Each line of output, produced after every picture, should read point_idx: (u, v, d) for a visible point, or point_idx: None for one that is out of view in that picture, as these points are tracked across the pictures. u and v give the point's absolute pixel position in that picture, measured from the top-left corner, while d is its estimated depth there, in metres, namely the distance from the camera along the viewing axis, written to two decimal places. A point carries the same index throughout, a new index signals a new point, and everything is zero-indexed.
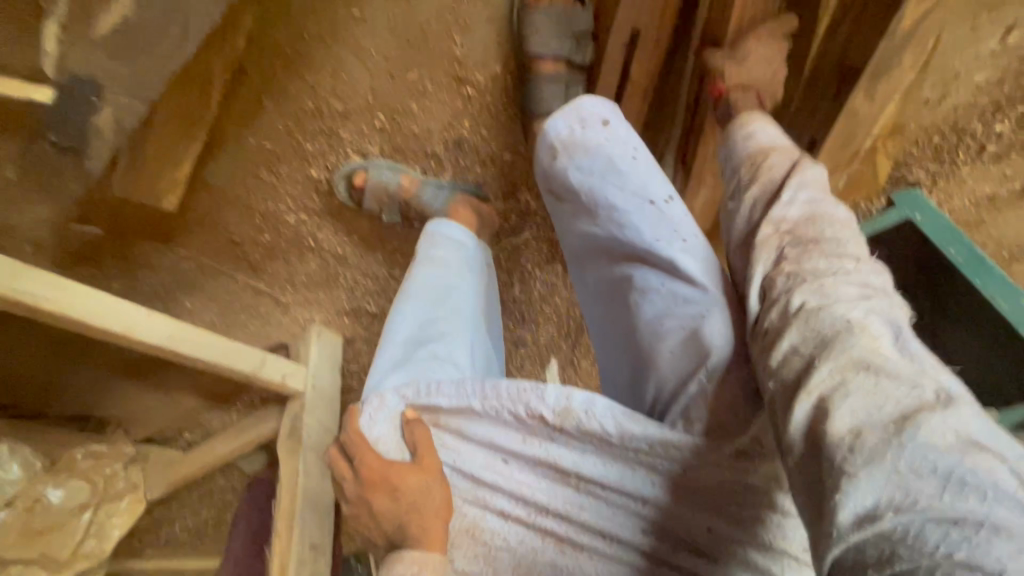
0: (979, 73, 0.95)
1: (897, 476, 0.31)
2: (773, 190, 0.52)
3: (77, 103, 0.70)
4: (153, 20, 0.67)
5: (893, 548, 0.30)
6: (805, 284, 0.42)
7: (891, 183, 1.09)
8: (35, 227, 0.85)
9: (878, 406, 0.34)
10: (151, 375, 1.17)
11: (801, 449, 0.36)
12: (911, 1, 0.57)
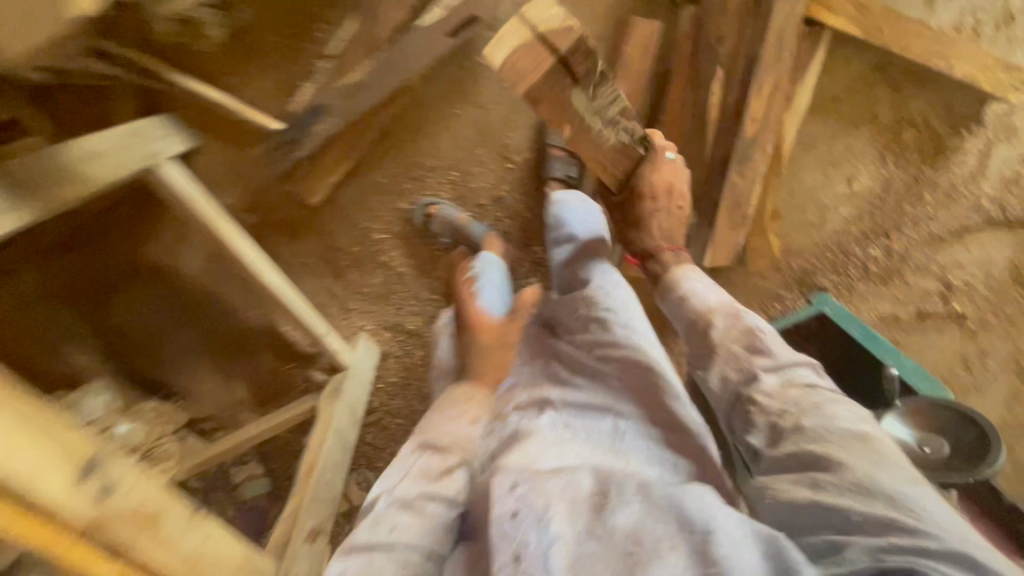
0: (845, 207, 1.39)
1: (906, 507, 0.65)
2: (752, 351, 0.87)
3: (309, 115, 1.17)
4: (368, 82, 1.16)
5: (912, 535, 0.62)
6: (815, 411, 0.77)
7: (808, 288, 1.42)
8: (225, 200, 1.29)
9: (884, 470, 0.69)
10: (230, 355, 1.48)
11: (850, 494, 0.68)
12: (747, 120, 1.09)
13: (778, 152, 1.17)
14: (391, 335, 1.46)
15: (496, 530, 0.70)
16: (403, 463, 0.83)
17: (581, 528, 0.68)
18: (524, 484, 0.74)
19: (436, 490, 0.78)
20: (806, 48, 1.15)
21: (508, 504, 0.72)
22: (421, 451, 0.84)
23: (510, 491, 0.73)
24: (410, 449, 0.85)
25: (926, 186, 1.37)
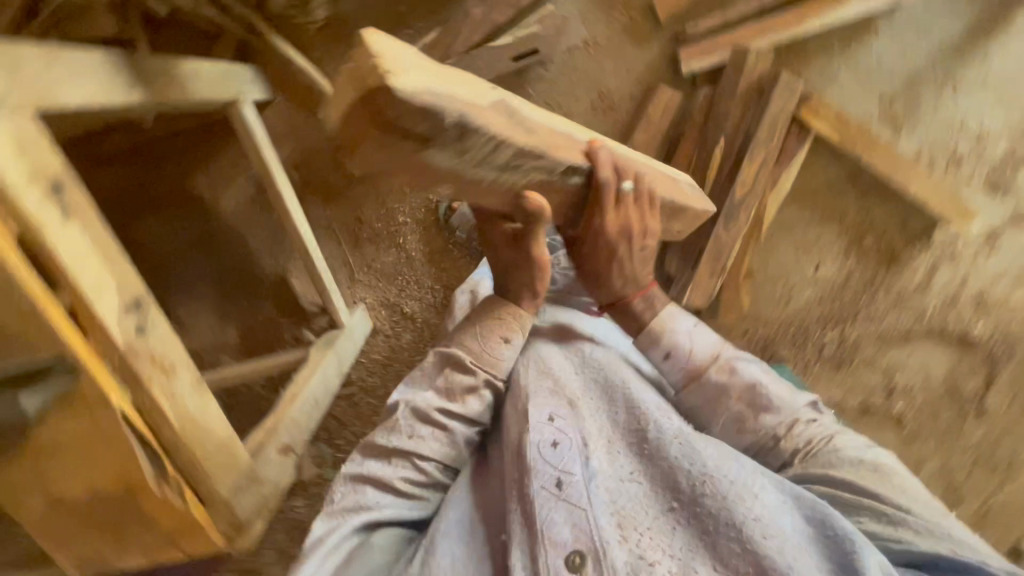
0: (813, 288, 1.54)
1: (935, 520, 0.75)
2: (756, 408, 0.88)
3: None
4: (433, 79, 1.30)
5: (948, 542, 0.72)
6: (831, 445, 0.83)
7: (768, 355, 1.56)
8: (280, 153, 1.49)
9: (906, 491, 0.78)
10: (232, 296, 1.56)
11: (888, 513, 0.75)
12: (734, 187, 1.31)
13: (758, 221, 1.37)
14: (389, 313, 1.59)
15: (535, 454, 0.77)
16: (427, 369, 0.92)
17: (614, 472, 0.78)
18: (561, 417, 0.82)
19: (459, 409, 0.87)
20: (796, 141, 1.36)
21: (541, 437, 0.79)
22: (439, 363, 0.91)
23: (546, 425, 0.80)
24: (436, 355, 0.92)
25: (885, 286, 1.53)
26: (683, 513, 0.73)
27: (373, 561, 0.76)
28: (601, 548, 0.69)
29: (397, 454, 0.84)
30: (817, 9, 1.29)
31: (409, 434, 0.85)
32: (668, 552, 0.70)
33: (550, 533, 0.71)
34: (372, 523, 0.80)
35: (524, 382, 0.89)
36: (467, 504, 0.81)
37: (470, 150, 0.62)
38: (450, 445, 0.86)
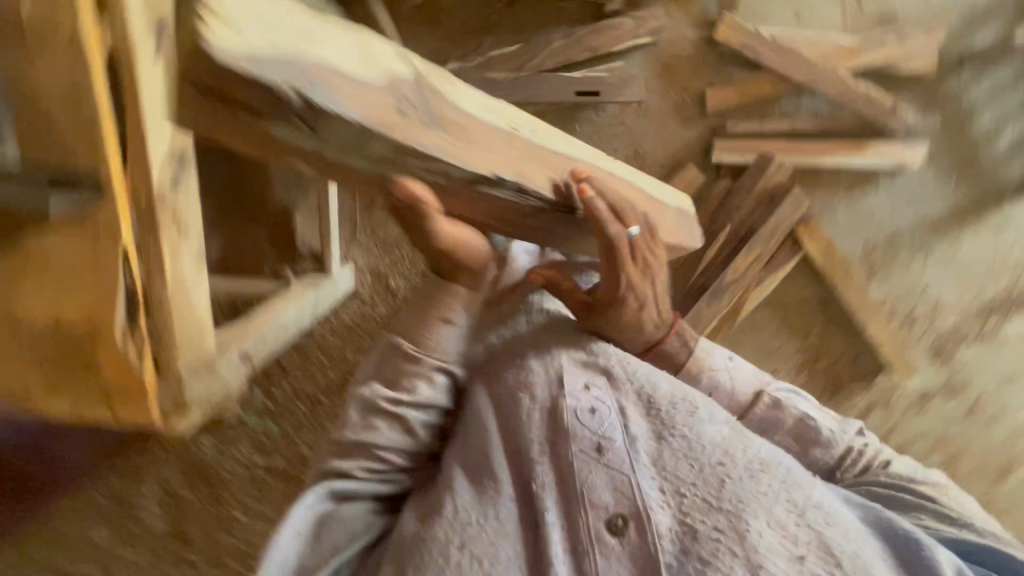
0: None
1: (977, 517, 0.83)
2: (806, 437, 0.91)
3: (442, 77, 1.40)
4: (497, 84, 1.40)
5: (995, 536, 0.80)
6: (876, 463, 0.89)
7: None
8: None
9: (946, 495, 0.85)
10: (227, 211, 1.55)
11: (938, 513, 0.82)
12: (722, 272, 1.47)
13: (734, 309, 1.50)
14: (373, 284, 1.62)
15: (574, 420, 0.77)
16: (371, 368, 0.81)
17: (657, 436, 0.78)
18: (597, 387, 0.81)
19: (413, 398, 0.79)
20: (786, 253, 1.51)
21: (578, 403, 0.79)
22: (387, 355, 0.81)
23: (583, 392, 0.80)
24: (383, 348, 0.81)
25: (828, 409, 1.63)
26: (729, 476, 0.74)
27: (342, 528, 0.77)
28: (644, 511, 0.73)
29: (359, 446, 0.78)
30: (834, 148, 1.47)
31: (361, 433, 0.78)
32: (713, 510, 0.72)
33: (592, 497, 0.74)
34: (347, 493, 0.78)
35: (562, 355, 0.83)
36: (475, 457, 0.77)
37: (331, 142, 0.56)
38: (406, 436, 0.80)
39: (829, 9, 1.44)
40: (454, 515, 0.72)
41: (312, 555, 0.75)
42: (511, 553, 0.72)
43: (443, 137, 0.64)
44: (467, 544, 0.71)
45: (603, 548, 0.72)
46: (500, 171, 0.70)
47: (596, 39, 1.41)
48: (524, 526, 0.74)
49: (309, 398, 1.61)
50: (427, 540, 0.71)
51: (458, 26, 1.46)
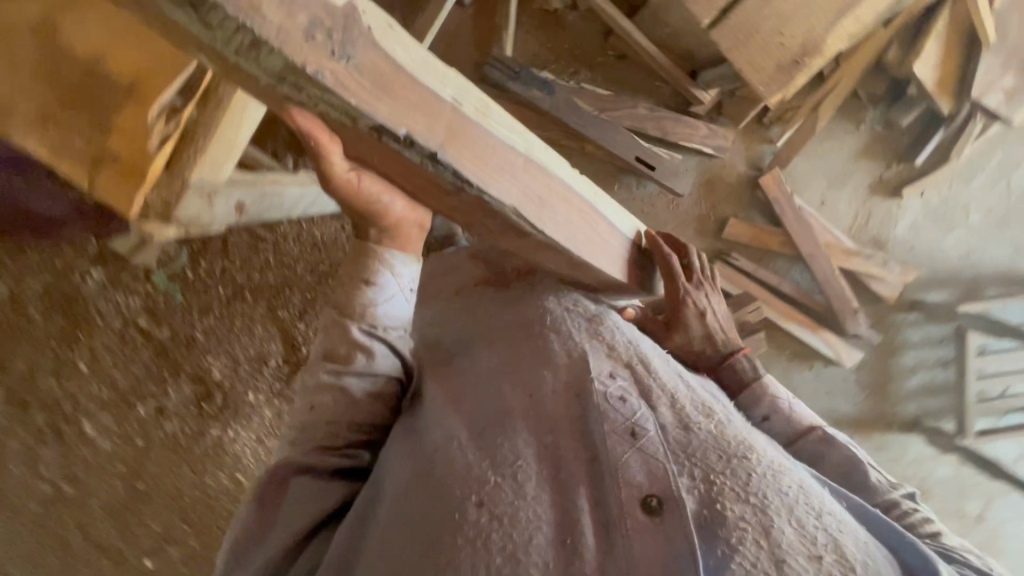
0: None
1: None
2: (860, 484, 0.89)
3: (536, 81, 1.43)
4: (580, 115, 1.45)
5: None
6: (933, 525, 0.82)
7: None
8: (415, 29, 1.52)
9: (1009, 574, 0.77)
10: None
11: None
12: None
13: None
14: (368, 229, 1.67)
15: (604, 403, 0.78)
16: (320, 352, 0.89)
17: (682, 425, 0.77)
18: (622, 380, 0.83)
19: (354, 366, 0.87)
20: None
21: (606, 388, 0.80)
22: (333, 329, 0.88)
23: (609, 379, 0.82)
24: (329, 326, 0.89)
25: None
26: (756, 471, 0.72)
27: (302, 505, 0.84)
28: (676, 489, 0.69)
29: (314, 415, 0.87)
30: (799, 320, 1.67)
31: (313, 404, 0.87)
32: (749, 502, 0.69)
33: (626, 474, 0.71)
34: (310, 467, 0.86)
35: (580, 339, 0.89)
36: (488, 423, 0.80)
37: (221, 32, 0.46)
38: (353, 406, 0.88)
39: (848, 210, 1.65)
40: (471, 470, 0.75)
41: (277, 528, 0.83)
42: (537, 518, 0.70)
43: (353, 74, 0.51)
44: (486, 503, 0.71)
45: (631, 524, 0.67)
46: (413, 130, 0.56)
47: (672, 127, 1.51)
48: (549, 494, 0.72)
49: (232, 286, 1.57)
50: (446, 485, 0.74)
51: (567, 48, 1.53)
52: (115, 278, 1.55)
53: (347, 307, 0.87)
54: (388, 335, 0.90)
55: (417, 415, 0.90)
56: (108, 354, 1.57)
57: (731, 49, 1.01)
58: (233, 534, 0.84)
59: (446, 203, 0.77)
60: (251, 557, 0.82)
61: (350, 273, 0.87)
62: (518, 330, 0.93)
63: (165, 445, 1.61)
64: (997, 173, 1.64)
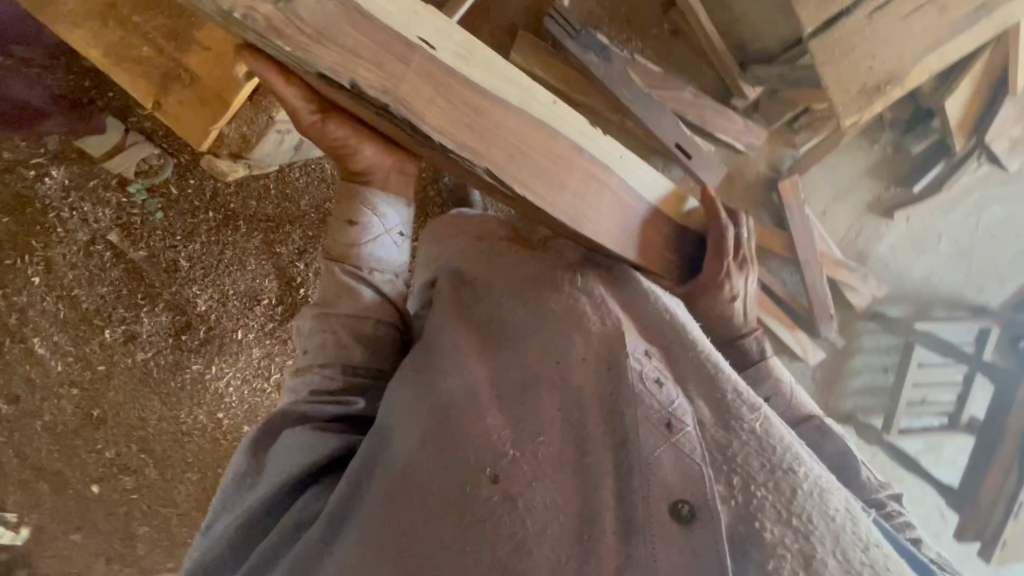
0: None
1: None
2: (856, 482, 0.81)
3: (590, 41, 1.35)
4: (626, 85, 1.39)
5: None
6: (914, 533, 0.78)
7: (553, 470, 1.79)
8: None
9: None
10: None
11: None
12: None
13: None
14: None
15: (637, 382, 0.61)
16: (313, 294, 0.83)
17: (723, 421, 0.60)
18: (657, 357, 0.66)
19: (340, 310, 0.80)
20: None
21: (643, 368, 0.63)
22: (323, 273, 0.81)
23: (645, 356, 0.65)
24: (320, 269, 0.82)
25: None
26: (802, 488, 0.55)
27: (288, 454, 0.71)
28: (711, 498, 0.54)
29: (305, 357, 0.81)
30: (778, 316, 1.79)
31: (307, 347, 0.81)
32: (791, 526, 0.53)
33: (657, 473, 0.55)
34: (302, 416, 0.75)
35: (617, 305, 0.72)
36: (508, 387, 0.67)
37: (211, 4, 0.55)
38: (340, 351, 0.79)
39: (843, 222, 1.75)
40: (486, 440, 0.61)
41: (265, 475, 0.71)
42: (553, 506, 0.56)
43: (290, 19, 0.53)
44: (501, 480, 0.58)
45: (658, 532, 0.53)
46: (358, 80, 0.55)
47: (710, 117, 1.50)
48: (566, 483, 0.58)
49: (224, 212, 1.40)
50: (460, 452, 0.61)
51: (624, 11, 1.44)
52: (79, 182, 1.34)
53: (335, 251, 0.81)
54: (366, 278, 0.81)
55: (428, 363, 0.74)
56: (67, 269, 1.38)
57: (823, 64, 1.00)
58: (226, 478, 0.75)
59: (430, 152, 0.70)
60: (239, 504, 0.71)
61: (335, 216, 0.81)
62: (543, 275, 0.78)
63: (131, 375, 1.46)
64: (972, 209, 1.80)
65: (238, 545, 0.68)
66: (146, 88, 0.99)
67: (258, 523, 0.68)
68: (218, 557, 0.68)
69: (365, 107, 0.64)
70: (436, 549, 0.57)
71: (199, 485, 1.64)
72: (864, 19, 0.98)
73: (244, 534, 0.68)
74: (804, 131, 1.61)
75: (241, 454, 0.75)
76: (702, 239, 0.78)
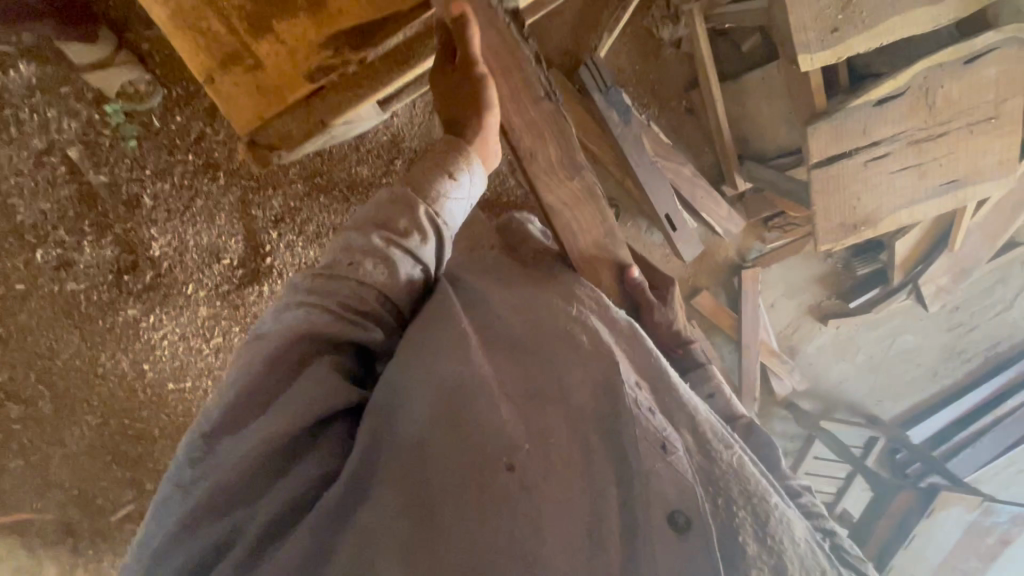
0: None
1: None
2: None
3: (614, 98, 1.40)
4: (636, 145, 1.44)
5: None
6: None
7: None
8: None
9: None
10: None
11: None
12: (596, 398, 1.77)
13: None
14: (382, 143, 1.38)
15: (633, 407, 0.59)
16: (362, 217, 0.67)
17: (703, 450, 0.60)
18: (646, 386, 0.64)
19: (407, 242, 0.66)
20: None
21: (637, 396, 0.60)
22: (387, 199, 0.68)
23: (637, 387, 0.62)
24: (383, 194, 0.69)
25: None
26: (773, 514, 0.56)
27: (317, 387, 0.57)
28: (702, 510, 0.53)
29: (334, 279, 0.62)
30: None
31: (347, 262, 0.63)
32: (765, 543, 0.54)
33: (654, 486, 0.54)
34: (332, 340, 0.60)
35: (608, 330, 0.70)
36: (517, 394, 0.62)
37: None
38: (395, 282, 0.64)
39: (785, 317, 1.93)
40: (492, 431, 0.57)
41: (277, 409, 0.55)
42: (566, 502, 0.54)
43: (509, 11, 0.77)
44: (519, 469, 0.55)
45: (655, 540, 0.52)
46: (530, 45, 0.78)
47: (701, 197, 1.58)
48: (576, 487, 0.55)
49: (206, 158, 1.31)
50: (473, 442, 0.56)
51: (651, 79, 1.51)
52: (49, 84, 1.20)
53: (419, 186, 0.69)
54: (441, 226, 0.69)
55: (418, 342, 0.64)
56: (10, 173, 1.25)
57: (819, 191, 1.31)
58: (208, 411, 0.56)
59: (527, 114, 0.77)
60: (233, 442, 0.54)
61: (434, 161, 0.71)
62: (546, 271, 0.82)
63: (52, 303, 1.36)
64: (892, 331, 2.00)
65: (239, 494, 0.52)
66: (201, 61, 0.84)
67: (266, 469, 0.53)
68: (207, 504, 0.51)
69: (512, 58, 0.76)
70: (446, 522, 0.52)
71: (97, 430, 1.50)
72: (861, 164, 1.28)
73: (249, 474, 0.52)
74: (775, 230, 1.73)
75: (235, 385, 0.56)
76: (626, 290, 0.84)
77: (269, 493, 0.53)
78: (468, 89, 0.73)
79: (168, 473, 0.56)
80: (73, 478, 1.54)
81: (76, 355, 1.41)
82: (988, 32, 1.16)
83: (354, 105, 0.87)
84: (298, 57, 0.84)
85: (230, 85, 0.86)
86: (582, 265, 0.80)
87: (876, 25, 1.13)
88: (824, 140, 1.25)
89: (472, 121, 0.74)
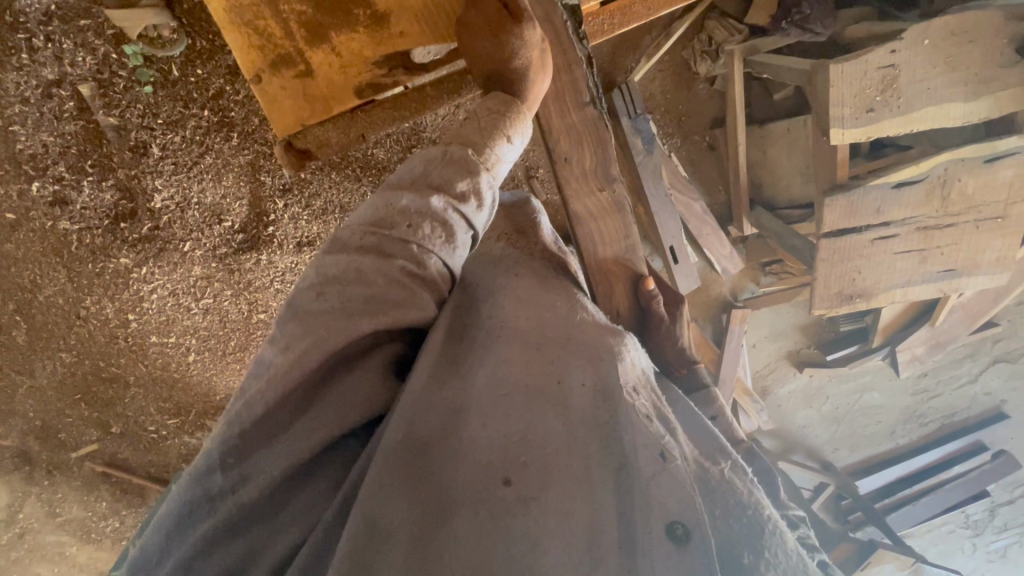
0: None
1: None
2: None
3: (641, 125, 1.39)
4: (656, 175, 1.43)
5: None
6: None
7: None
8: None
9: None
10: None
11: None
12: None
13: None
14: (402, 131, 1.36)
15: (632, 414, 0.60)
16: (413, 175, 0.64)
17: (699, 461, 0.61)
18: (642, 395, 0.64)
19: (464, 207, 0.63)
20: None
21: (636, 403, 0.61)
22: (441, 159, 0.65)
23: (635, 392, 0.63)
24: (434, 154, 0.66)
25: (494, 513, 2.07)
26: (769, 527, 0.58)
27: (352, 393, 0.59)
28: (703, 521, 0.54)
29: (389, 240, 0.60)
30: None
31: (398, 225, 0.61)
32: (762, 556, 0.56)
33: (653, 497, 0.55)
34: (386, 330, 0.60)
35: (610, 331, 0.69)
36: (515, 393, 0.61)
37: None
38: (450, 248, 0.63)
39: (764, 359, 1.98)
40: (488, 440, 0.58)
41: (315, 417, 0.57)
42: (566, 512, 0.55)
43: (563, 15, 0.79)
44: (516, 482, 0.56)
45: (656, 550, 0.53)
46: (581, 49, 0.80)
47: (706, 234, 1.59)
48: (577, 494, 0.56)
49: (221, 116, 1.25)
50: (465, 452, 0.58)
51: (681, 109, 1.51)
52: (67, 14, 1.14)
53: (480, 150, 0.67)
54: (498, 194, 0.67)
55: (424, 352, 0.63)
56: (15, 99, 1.20)
57: (823, 258, 1.36)
58: (230, 417, 0.57)
59: (568, 119, 0.81)
60: (260, 461, 0.56)
61: (494, 126, 0.69)
62: (553, 275, 0.78)
63: (42, 238, 1.32)
64: (861, 386, 2.07)
65: (258, 506, 0.56)
66: (245, 55, 0.82)
67: (270, 498, 0.56)
68: (217, 531, 0.54)
69: (563, 56, 0.79)
70: (444, 526, 0.54)
71: (70, 368, 1.48)
72: (867, 241, 1.33)
73: (265, 500, 0.56)
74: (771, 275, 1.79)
75: (253, 408, 0.55)
76: (640, 308, 0.85)
77: (279, 517, 0.57)
78: (523, 54, 0.71)
79: (171, 499, 0.57)
80: (37, 409, 1.52)
81: (59, 293, 1.38)
82: (1014, 136, 1.20)
83: (391, 124, 0.93)
84: (346, 65, 0.83)
85: (269, 86, 0.84)
86: (596, 275, 0.84)
87: (911, 109, 1.18)
88: (835, 211, 1.29)
89: (526, 87, 0.72)
